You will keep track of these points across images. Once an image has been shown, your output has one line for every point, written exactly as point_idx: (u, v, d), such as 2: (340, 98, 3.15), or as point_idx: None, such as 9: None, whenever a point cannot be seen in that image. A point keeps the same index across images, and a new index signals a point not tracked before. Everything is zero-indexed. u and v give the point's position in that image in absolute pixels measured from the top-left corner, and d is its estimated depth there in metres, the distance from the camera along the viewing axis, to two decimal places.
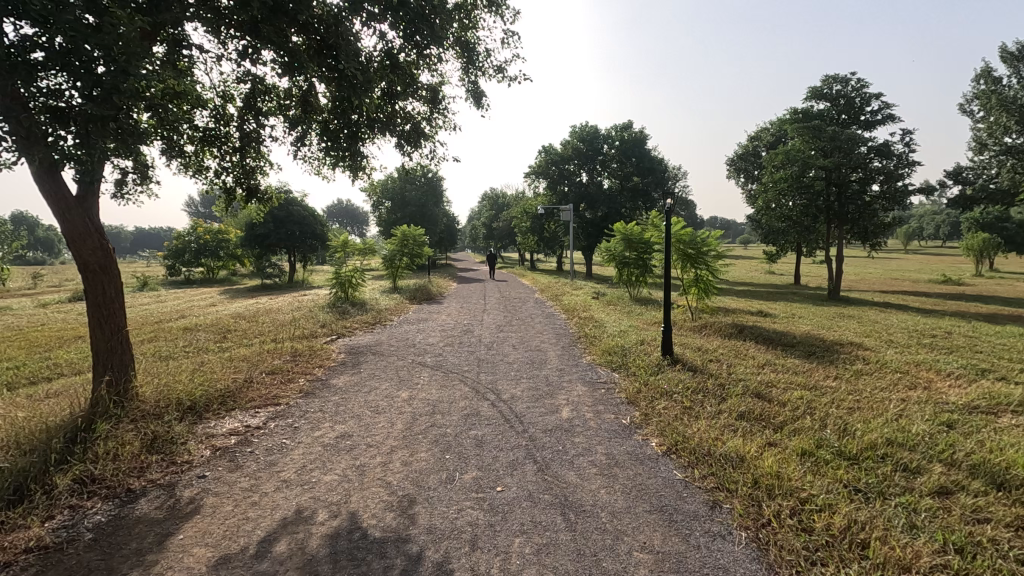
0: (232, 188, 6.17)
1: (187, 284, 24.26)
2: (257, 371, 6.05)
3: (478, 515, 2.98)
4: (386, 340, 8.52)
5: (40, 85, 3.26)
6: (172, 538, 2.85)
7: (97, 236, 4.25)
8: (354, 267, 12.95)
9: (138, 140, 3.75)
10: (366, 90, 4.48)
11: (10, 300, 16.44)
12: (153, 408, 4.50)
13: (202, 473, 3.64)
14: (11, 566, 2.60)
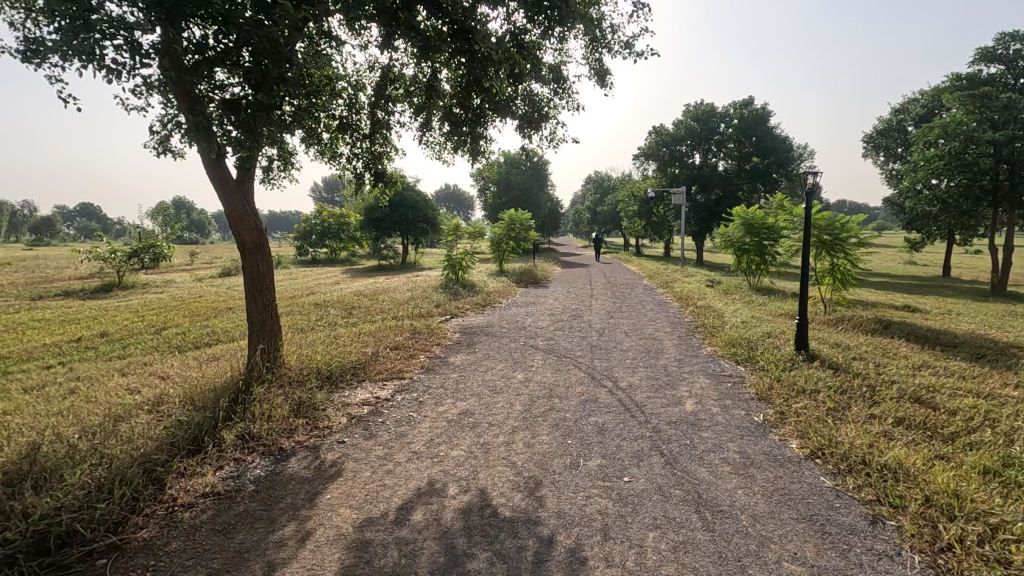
0: (362, 173, 6.52)
1: (314, 264, 26.54)
2: (383, 346, 6.42)
3: (607, 504, 2.91)
4: (497, 322, 8.69)
5: (213, 80, 3.62)
6: (321, 496, 3.08)
7: (253, 217, 4.70)
8: (464, 250, 13.29)
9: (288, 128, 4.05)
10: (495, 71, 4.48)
11: (174, 275, 18.94)
12: (296, 375, 4.92)
13: (342, 439, 3.91)
14: (193, 507, 2.96)
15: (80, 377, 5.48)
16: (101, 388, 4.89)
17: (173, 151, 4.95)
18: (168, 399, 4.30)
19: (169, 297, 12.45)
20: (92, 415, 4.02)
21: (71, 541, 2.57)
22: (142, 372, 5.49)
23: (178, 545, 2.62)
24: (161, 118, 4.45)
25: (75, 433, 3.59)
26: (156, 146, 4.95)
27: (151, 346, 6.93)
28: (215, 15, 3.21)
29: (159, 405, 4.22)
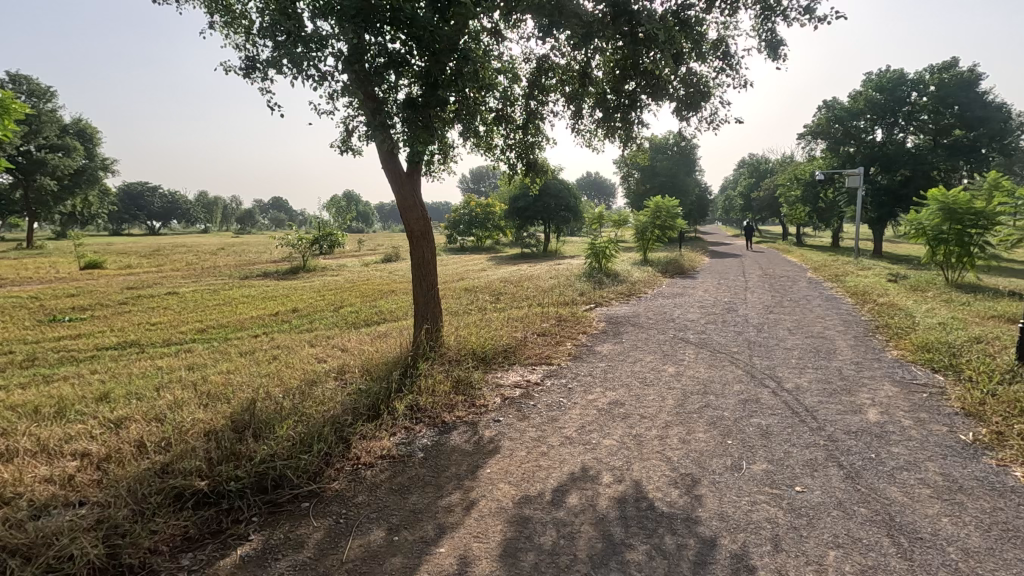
0: (515, 163, 6.71)
1: (462, 251, 28.10)
2: (530, 331, 6.61)
3: (776, 513, 2.70)
4: (644, 312, 8.45)
5: (391, 83, 3.95)
6: (482, 470, 3.27)
7: (421, 208, 5.08)
8: (609, 239, 13.08)
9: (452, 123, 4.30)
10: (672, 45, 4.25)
11: (346, 260, 21.32)
12: (455, 354, 5.27)
13: (497, 418, 4.11)
14: (373, 467, 3.33)
15: (280, 345, 6.44)
16: (296, 356, 5.71)
17: (354, 149, 5.56)
18: (349, 370, 4.88)
19: (342, 280, 14.06)
20: (292, 378, 4.70)
21: (282, 484, 3.04)
22: (326, 344, 6.28)
23: (363, 498, 2.96)
24: (345, 120, 5.01)
25: (281, 393, 4.23)
26: (340, 146, 5.60)
27: (332, 322, 7.90)
28: (394, 23, 3.50)
29: (342, 374, 4.80)
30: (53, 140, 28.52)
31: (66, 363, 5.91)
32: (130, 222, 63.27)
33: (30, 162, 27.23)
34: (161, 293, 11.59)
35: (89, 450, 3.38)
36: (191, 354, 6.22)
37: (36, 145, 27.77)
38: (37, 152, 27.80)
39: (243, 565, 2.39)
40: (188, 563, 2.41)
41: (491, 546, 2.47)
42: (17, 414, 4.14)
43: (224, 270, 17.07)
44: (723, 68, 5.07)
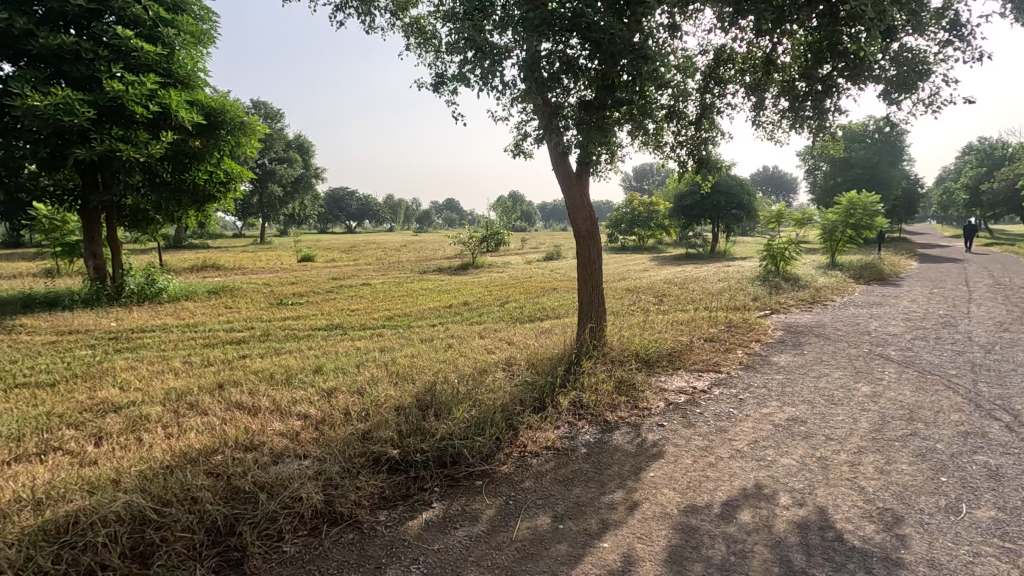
0: (685, 160, 6.45)
1: (623, 251, 27.70)
2: (697, 336, 6.31)
3: (1008, 570, 2.26)
4: (831, 322, 7.53)
5: (564, 88, 4.07)
6: (645, 472, 3.24)
7: (588, 208, 5.16)
8: (789, 239, 11.86)
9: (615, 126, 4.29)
10: (873, 23, 3.75)
11: (511, 258, 22.41)
12: (618, 354, 5.27)
13: (661, 422, 4.02)
14: (539, 456, 3.50)
15: (454, 335, 7.02)
16: (468, 345, 6.18)
17: (525, 152, 5.87)
18: (516, 362, 5.16)
19: (507, 277, 14.79)
20: (465, 366, 5.12)
21: (459, 461, 3.34)
22: (494, 336, 6.70)
23: (530, 484, 3.13)
24: (518, 125, 5.30)
25: (457, 378, 4.63)
26: (512, 149, 5.93)
27: (499, 316, 8.39)
28: (571, 28, 3.59)
29: (510, 365, 5.09)
30: (280, 154, 34.42)
31: (290, 339, 7.13)
32: (333, 222, 73.66)
33: (265, 172, 33.27)
34: (358, 283, 13.32)
35: (310, 413, 4.07)
36: (382, 338, 7.10)
37: (269, 158, 33.80)
38: (269, 164, 33.84)
39: (429, 528, 2.69)
40: (384, 519, 2.78)
41: (656, 550, 2.45)
42: (259, 378, 5.13)
43: (407, 264, 19.04)
44: (948, 39, 4.31)
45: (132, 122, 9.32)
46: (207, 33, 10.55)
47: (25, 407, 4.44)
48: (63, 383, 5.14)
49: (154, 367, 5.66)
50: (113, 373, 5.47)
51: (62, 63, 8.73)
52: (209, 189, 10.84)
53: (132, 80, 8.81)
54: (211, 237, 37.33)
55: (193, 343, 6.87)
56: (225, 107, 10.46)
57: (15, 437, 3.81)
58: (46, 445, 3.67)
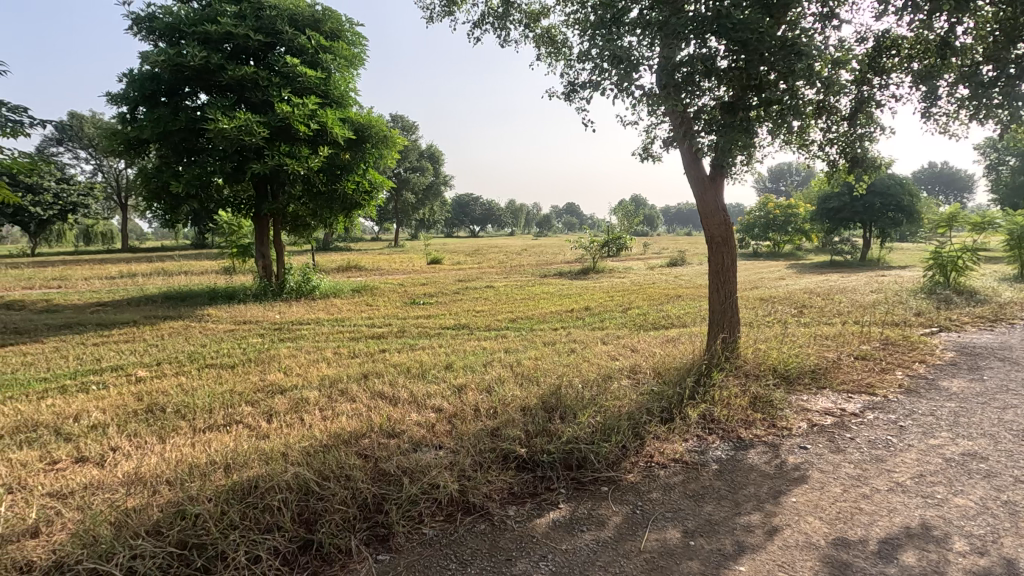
0: (836, 160, 5.88)
1: (756, 257, 25.82)
2: (846, 353, 5.71)
3: None
4: (1020, 344, 6.40)
5: (701, 90, 3.92)
6: (786, 497, 3.02)
7: (724, 213, 4.89)
8: (964, 247, 10.26)
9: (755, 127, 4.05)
10: None
11: (632, 263, 21.95)
12: (753, 369, 4.96)
13: (804, 445, 3.71)
14: (666, 468, 3.40)
15: (576, 340, 7.05)
16: (591, 351, 6.18)
17: (653, 156, 5.74)
18: (641, 370, 5.07)
19: (629, 282, 14.49)
20: (589, 371, 5.12)
21: (585, 465, 3.37)
22: (617, 343, 6.62)
23: (658, 496, 3.06)
24: (648, 129, 5.20)
25: (580, 383, 4.66)
26: (641, 154, 5.83)
27: (622, 323, 8.26)
28: (711, 26, 3.46)
29: (635, 373, 5.01)
30: (414, 163, 36.97)
31: (423, 337, 7.64)
32: (458, 226, 77.45)
33: (400, 180, 35.97)
34: (482, 286, 13.84)
35: (443, 407, 4.33)
36: (506, 339, 7.35)
37: (405, 168, 36.54)
38: (404, 174, 36.51)
39: (556, 528, 2.75)
40: (513, 514, 2.89)
41: None
42: (398, 371, 5.57)
43: (528, 268, 19.43)
44: None
45: (296, 139, 10.60)
46: (358, 56, 11.66)
47: (214, 384, 5.25)
48: (241, 366, 5.99)
49: (310, 356, 6.39)
50: (278, 359, 6.26)
51: (244, 91, 10.19)
52: (355, 197, 11.98)
53: (297, 102, 10.04)
54: (353, 241, 41.10)
55: (341, 336, 7.64)
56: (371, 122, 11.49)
57: (208, 409, 4.52)
58: (230, 418, 4.32)
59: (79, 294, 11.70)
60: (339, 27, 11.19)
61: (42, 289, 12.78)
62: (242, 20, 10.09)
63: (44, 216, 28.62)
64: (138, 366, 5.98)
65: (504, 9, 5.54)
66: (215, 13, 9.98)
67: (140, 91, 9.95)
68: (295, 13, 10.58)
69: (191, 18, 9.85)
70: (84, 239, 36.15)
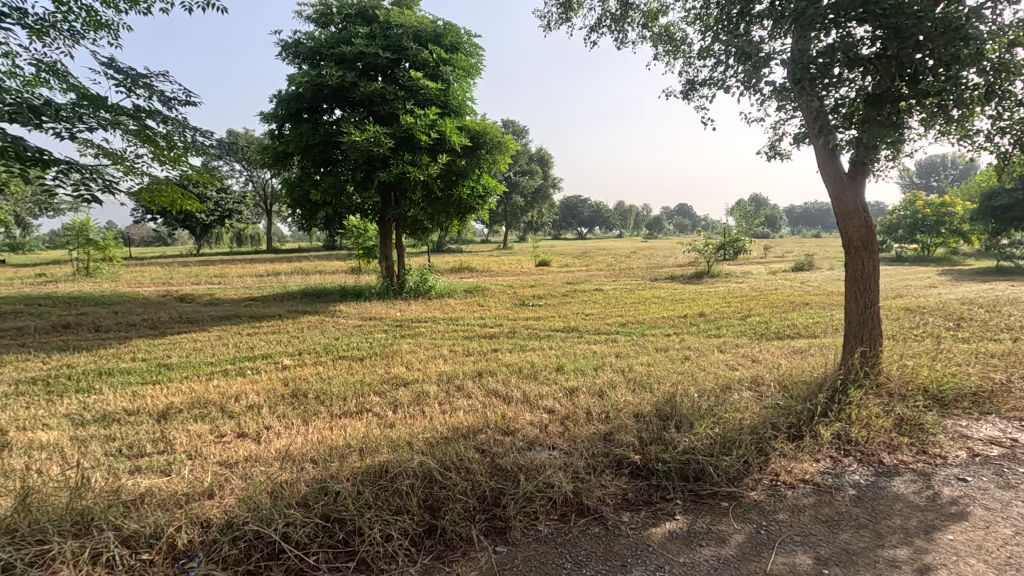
0: (1009, 151, 5.10)
1: (899, 261, 23.03)
2: (1017, 375, 4.94)
3: None
4: None
5: (842, 81, 3.62)
6: (940, 533, 2.69)
7: (865, 214, 4.45)
8: None
9: (907, 119, 3.65)
10: None
11: (752, 267, 20.61)
12: (898, 388, 4.47)
13: (963, 476, 3.28)
14: (794, 488, 3.18)
15: (690, 347, 6.79)
16: (708, 359, 5.92)
17: (781, 153, 5.38)
18: (764, 382, 4.77)
19: (747, 287, 13.63)
20: (706, 380, 4.91)
21: (703, 477, 3.25)
22: (737, 352, 6.27)
23: (785, 517, 2.87)
24: (777, 125, 4.89)
25: (697, 392, 4.49)
26: (768, 152, 5.48)
27: (741, 331, 7.81)
28: (856, 13, 3.20)
29: (757, 385, 4.73)
30: (524, 167, 37.73)
31: (533, 338, 7.79)
32: (566, 228, 77.53)
33: (510, 184, 36.88)
34: (591, 289, 13.77)
35: (555, 408, 4.40)
36: (616, 343, 7.27)
37: (515, 172, 37.39)
38: (514, 178, 37.34)
39: (673, 539, 2.69)
40: (628, 520, 2.87)
41: None
42: (511, 371, 5.74)
43: (637, 271, 18.98)
44: None
45: (417, 148, 11.29)
46: (475, 66, 12.14)
47: (346, 375, 5.76)
48: (368, 359, 6.52)
49: (428, 352, 6.79)
50: (400, 354, 6.72)
51: (373, 105, 11.05)
52: (469, 202, 12.49)
53: (420, 113, 10.71)
54: (464, 243, 42.75)
55: (456, 334, 8.03)
56: (486, 129, 11.91)
57: (343, 396, 4.98)
58: (361, 406, 4.72)
59: (235, 290, 13.37)
60: (459, 39, 11.72)
61: (206, 285, 14.75)
62: (373, 40, 10.95)
63: (207, 220, 33.05)
64: (284, 355, 6.73)
65: (622, 10, 5.49)
66: (350, 35, 10.92)
67: (287, 110, 11.16)
68: (419, 29, 11.27)
69: (329, 41, 10.87)
70: (237, 241, 41.22)
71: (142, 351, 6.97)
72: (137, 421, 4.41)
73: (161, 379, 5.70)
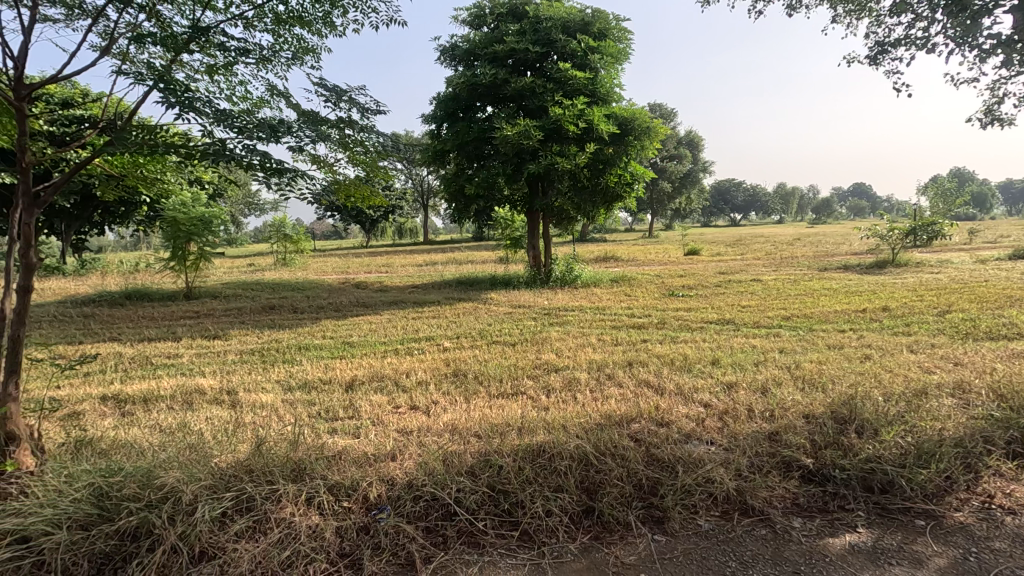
0: None
1: None
2: None
3: None
4: None
5: None
6: None
7: None
8: None
9: None
10: None
11: (952, 255, 17.47)
12: None
13: None
14: (1015, 514, 2.70)
15: (872, 345, 6.02)
16: (895, 359, 5.21)
17: (1001, 119, 4.51)
18: (972, 389, 4.08)
19: (947, 279, 11.61)
20: (894, 383, 4.34)
21: (891, 490, 2.91)
22: (933, 353, 5.43)
23: (1003, 546, 2.46)
24: (998, 86, 4.11)
25: (882, 395, 3.99)
26: (982, 118, 4.64)
27: (938, 329, 6.72)
28: None
29: (961, 391, 4.07)
30: (672, 152, 36.15)
31: (684, 329, 7.50)
32: (717, 215, 72.64)
33: (657, 170, 35.56)
34: (748, 279, 12.79)
35: (712, 403, 4.22)
36: (780, 337, 6.70)
37: (662, 157, 35.99)
38: (661, 164, 35.91)
39: (855, 553, 2.45)
40: (800, 526, 2.67)
41: None
42: (663, 362, 5.61)
43: (802, 260, 17.17)
44: None
45: (565, 139, 11.40)
46: (624, 50, 11.83)
47: (500, 358, 6.10)
48: (519, 344, 6.81)
49: (577, 341, 6.89)
50: (550, 341, 6.92)
51: (523, 100, 11.38)
52: (617, 189, 12.32)
53: (568, 104, 10.81)
54: (608, 232, 42.26)
55: (603, 324, 8.04)
56: (635, 115, 11.61)
57: (499, 379, 5.29)
58: (515, 389, 4.97)
59: (399, 278, 14.78)
60: (608, 26, 11.54)
61: (376, 274, 16.51)
62: (523, 36, 11.26)
63: (375, 216, 36.85)
64: (444, 338, 7.31)
65: None
66: (502, 33, 11.34)
67: (445, 111, 11.95)
68: (568, 21, 11.36)
69: (484, 41, 11.40)
70: (398, 234, 45.36)
71: (329, 330, 8.06)
72: (330, 389, 5.15)
73: (345, 355, 6.55)
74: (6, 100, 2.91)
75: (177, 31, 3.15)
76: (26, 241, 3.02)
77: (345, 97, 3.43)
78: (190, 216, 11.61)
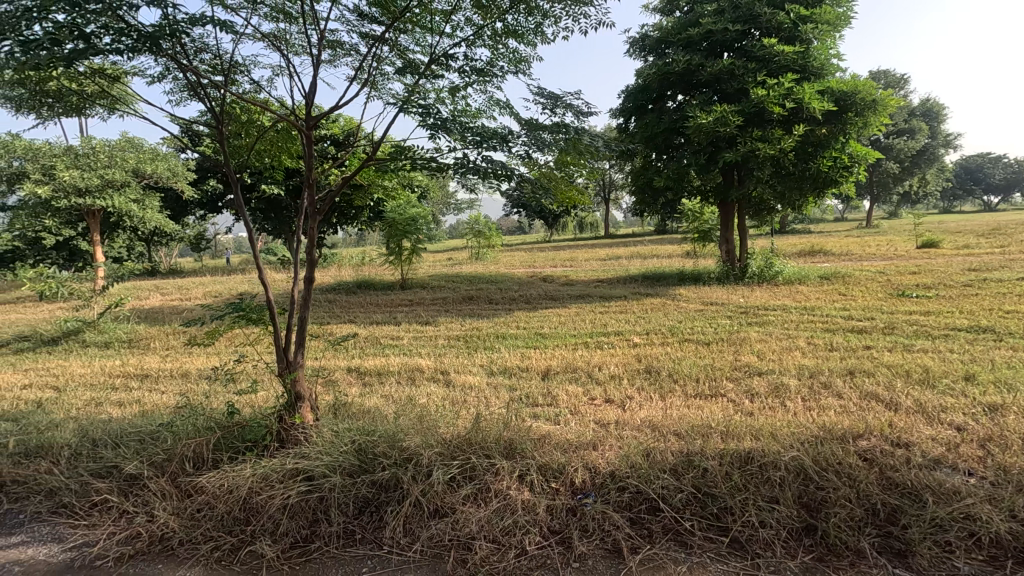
0: None
1: None
2: None
3: None
4: None
5: None
6: None
7: None
8: None
9: None
10: None
11: None
12: None
13: None
14: None
15: None
16: None
17: None
18: None
19: None
20: None
21: None
22: None
23: None
24: None
25: None
26: None
27: None
28: None
29: None
30: (901, 125, 30.55)
31: (922, 336, 6.36)
32: (962, 198, 59.48)
33: (880, 148, 30.38)
34: (1011, 278, 10.30)
35: (968, 426, 3.53)
36: None
37: (888, 133, 30.62)
38: (886, 140, 30.58)
39: None
40: None
41: None
42: (894, 373, 4.85)
43: None
44: None
45: (768, 122, 10.42)
46: (843, 14, 10.39)
47: (694, 357, 5.87)
48: (715, 344, 6.47)
49: (783, 343, 6.29)
50: (750, 342, 6.44)
51: (719, 84, 10.70)
52: (831, 174, 10.75)
53: (773, 83, 9.86)
54: (813, 223, 37.44)
55: (813, 326, 7.22)
56: (857, 88, 10.11)
57: (694, 378, 5.11)
58: (714, 390, 4.75)
59: (584, 272, 15.05)
60: None
61: (561, 268, 17.03)
62: (721, 15, 10.56)
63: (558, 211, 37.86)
64: (634, 333, 7.26)
65: None
66: (697, 16, 10.79)
67: (634, 103, 11.81)
68: None
69: (676, 27, 10.97)
70: (579, 229, 46.03)
71: (522, 320, 8.58)
72: (528, 377, 5.50)
73: (539, 345, 6.92)
74: (301, 129, 3.67)
75: (420, 59, 3.63)
76: (309, 240, 3.77)
77: (560, 102, 3.62)
78: (405, 216, 13.32)
